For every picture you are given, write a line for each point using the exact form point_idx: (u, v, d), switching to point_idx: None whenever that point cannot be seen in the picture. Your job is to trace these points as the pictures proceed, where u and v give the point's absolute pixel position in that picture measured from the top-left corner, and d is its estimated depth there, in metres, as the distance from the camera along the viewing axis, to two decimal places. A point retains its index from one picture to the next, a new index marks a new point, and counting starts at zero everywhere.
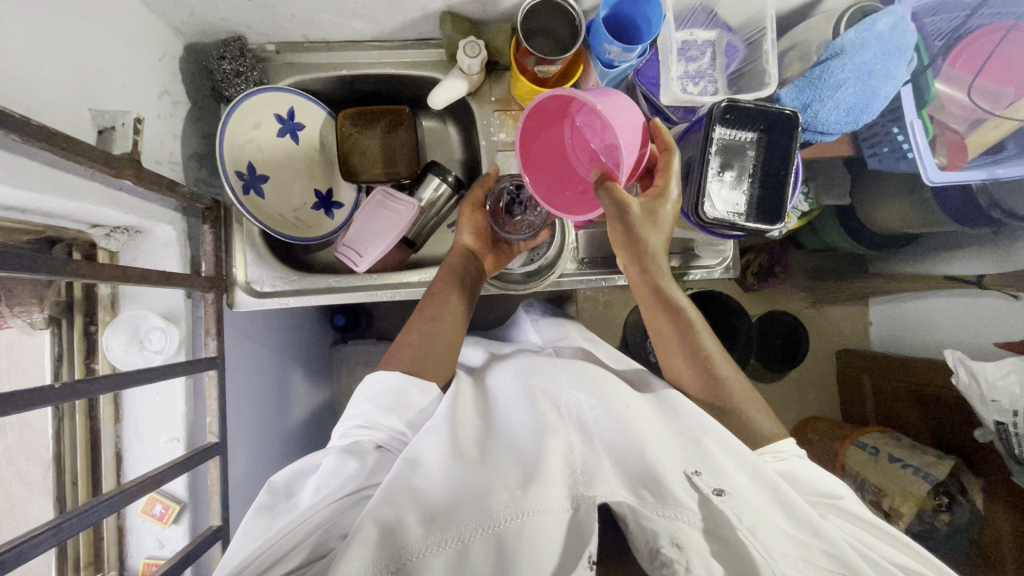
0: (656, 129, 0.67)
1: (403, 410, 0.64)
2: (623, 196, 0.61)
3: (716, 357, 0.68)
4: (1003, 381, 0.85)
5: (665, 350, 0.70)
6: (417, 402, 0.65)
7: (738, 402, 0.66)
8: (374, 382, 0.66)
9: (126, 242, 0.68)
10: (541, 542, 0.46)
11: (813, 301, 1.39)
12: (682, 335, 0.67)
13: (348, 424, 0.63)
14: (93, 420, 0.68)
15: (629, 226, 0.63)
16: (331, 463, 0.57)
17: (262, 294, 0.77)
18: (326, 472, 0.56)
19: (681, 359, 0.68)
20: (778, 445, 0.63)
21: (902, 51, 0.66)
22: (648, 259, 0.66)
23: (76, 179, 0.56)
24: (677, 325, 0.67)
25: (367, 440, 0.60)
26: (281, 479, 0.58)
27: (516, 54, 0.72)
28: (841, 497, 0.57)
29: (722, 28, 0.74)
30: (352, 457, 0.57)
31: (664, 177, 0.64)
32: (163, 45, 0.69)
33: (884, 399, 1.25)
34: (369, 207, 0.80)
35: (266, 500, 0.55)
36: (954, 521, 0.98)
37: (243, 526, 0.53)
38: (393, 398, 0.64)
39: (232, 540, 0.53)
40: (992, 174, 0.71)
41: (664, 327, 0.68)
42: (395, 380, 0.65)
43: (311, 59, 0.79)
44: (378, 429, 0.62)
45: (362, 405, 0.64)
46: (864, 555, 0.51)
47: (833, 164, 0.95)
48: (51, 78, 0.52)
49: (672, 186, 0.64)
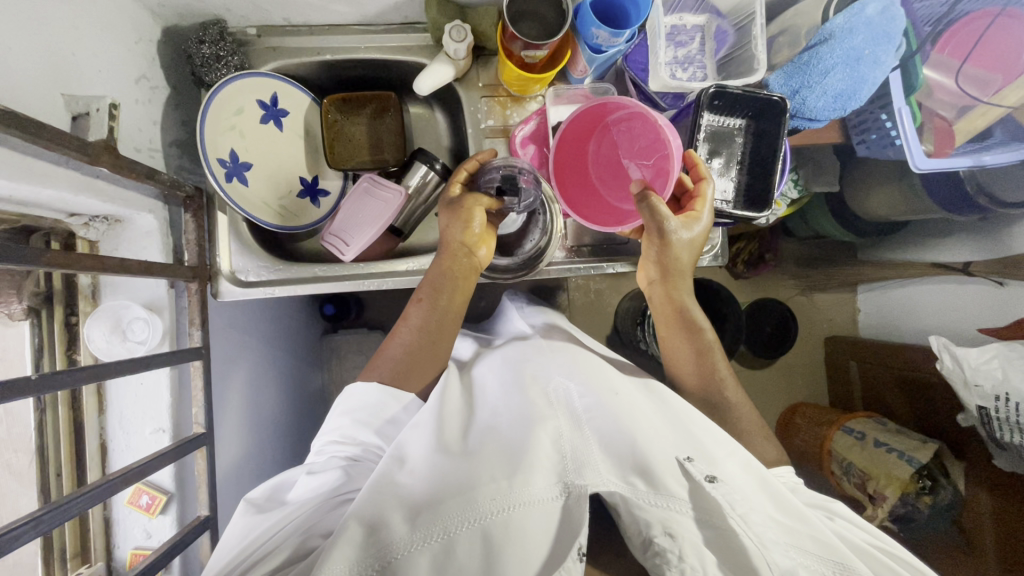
0: (692, 159, 0.67)
1: (377, 420, 0.63)
2: (665, 211, 0.63)
3: (726, 379, 0.69)
4: (986, 366, 0.86)
5: (673, 356, 0.72)
6: (395, 413, 0.65)
7: (725, 395, 0.68)
8: (346, 396, 0.65)
9: (105, 232, 0.67)
10: (528, 534, 0.47)
11: (803, 288, 1.40)
12: (697, 355, 0.69)
13: (325, 438, 0.63)
14: (77, 412, 0.67)
15: (666, 242, 0.66)
16: (308, 480, 0.57)
17: (247, 283, 0.76)
18: (304, 484, 0.57)
19: (688, 362, 0.70)
20: (778, 466, 0.64)
21: (890, 36, 0.65)
22: (675, 275, 0.69)
23: (52, 167, 0.54)
24: (695, 345, 0.70)
25: (342, 456, 0.60)
26: (259, 496, 0.59)
27: (502, 38, 0.70)
28: (834, 501, 0.58)
29: (712, 12, 0.72)
30: (331, 467, 0.58)
31: (699, 203, 0.66)
32: (140, 28, 0.68)
33: (871, 385, 1.27)
34: (355, 195, 0.80)
35: (248, 513, 0.56)
36: (936, 502, 0.99)
37: (228, 535, 0.54)
38: (370, 410, 0.63)
39: (221, 545, 0.54)
40: (978, 161, 0.72)
41: (681, 345, 0.70)
42: (374, 393, 0.64)
43: (291, 43, 0.78)
44: (353, 444, 0.61)
45: (338, 418, 0.63)
46: (858, 550, 0.51)
47: (822, 152, 0.94)
48: (20, 61, 0.50)
49: (706, 212, 0.66)
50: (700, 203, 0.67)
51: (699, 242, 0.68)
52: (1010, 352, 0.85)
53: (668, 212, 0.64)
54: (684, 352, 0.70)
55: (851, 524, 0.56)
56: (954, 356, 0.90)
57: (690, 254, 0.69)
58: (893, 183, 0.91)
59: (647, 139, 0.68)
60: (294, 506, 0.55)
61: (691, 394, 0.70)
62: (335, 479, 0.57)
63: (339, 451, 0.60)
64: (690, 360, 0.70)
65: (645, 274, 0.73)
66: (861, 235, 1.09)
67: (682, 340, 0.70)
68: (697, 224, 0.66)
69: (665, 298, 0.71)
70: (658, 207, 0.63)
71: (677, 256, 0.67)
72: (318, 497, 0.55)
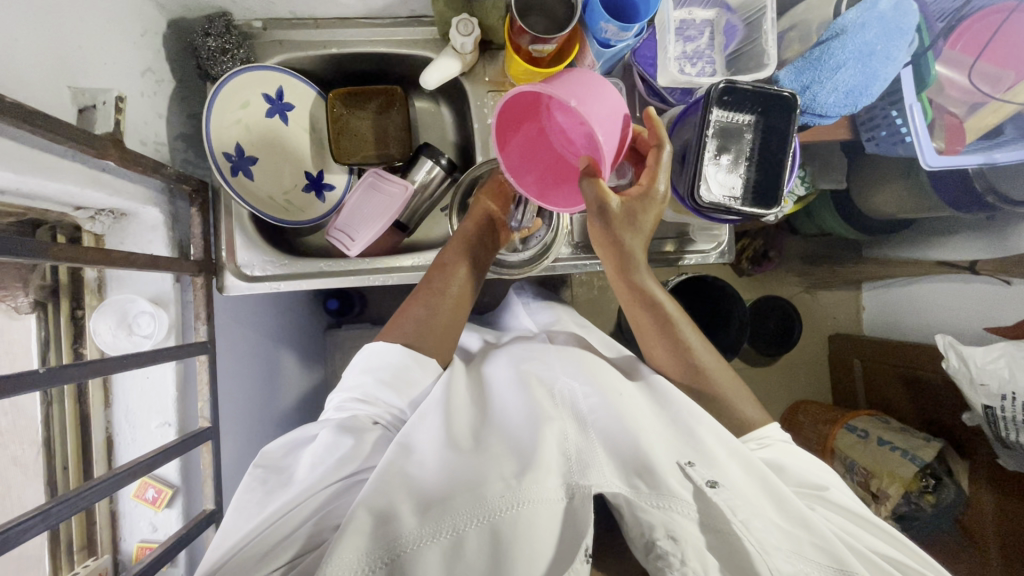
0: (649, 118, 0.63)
1: (404, 387, 0.63)
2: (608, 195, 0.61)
3: (700, 351, 0.68)
4: (992, 365, 0.86)
5: (645, 339, 0.71)
6: (416, 377, 0.64)
7: (711, 377, 0.67)
8: (367, 353, 0.65)
9: (111, 225, 0.66)
10: (534, 533, 0.47)
11: (807, 285, 1.39)
12: (671, 332, 0.68)
13: (345, 396, 0.62)
14: (83, 405, 0.67)
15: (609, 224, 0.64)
16: (327, 439, 0.56)
17: (253, 278, 0.76)
18: (324, 443, 0.56)
19: (662, 349, 0.69)
20: (760, 432, 0.64)
21: (903, 31, 0.65)
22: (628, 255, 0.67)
23: (58, 160, 0.54)
24: (656, 318, 0.68)
25: (363, 416, 0.60)
26: (275, 449, 0.58)
27: (510, 32, 0.69)
28: (827, 488, 0.57)
29: (722, 6, 0.72)
30: (348, 435, 0.56)
31: (652, 173, 0.62)
32: (146, 20, 0.67)
33: (875, 383, 1.27)
34: (361, 190, 0.80)
35: (257, 478, 0.55)
36: (939, 501, 0.99)
37: (235, 499, 0.53)
38: (391, 371, 0.63)
39: (226, 515, 0.53)
40: (989, 158, 0.72)
41: (645, 321, 0.69)
42: (396, 353, 0.64)
43: (296, 36, 0.77)
44: (375, 405, 0.61)
45: (359, 376, 0.63)
46: (853, 550, 0.52)
47: (829, 149, 0.94)
48: (27, 53, 0.50)
49: (660, 183, 0.62)
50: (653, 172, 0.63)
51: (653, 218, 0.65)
52: (1016, 351, 0.84)
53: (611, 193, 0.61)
54: (658, 334, 0.69)
55: (846, 520, 0.55)
56: (960, 355, 0.89)
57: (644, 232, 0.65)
58: (901, 180, 0.90)
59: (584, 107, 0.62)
60: (308, 473, 0.54)
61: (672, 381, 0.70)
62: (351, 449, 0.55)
63: (362, 411, 0.61)
64: (664, 340, 0.69)
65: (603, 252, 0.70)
66: (867, 232, 1.09)
67: (642, 314, 0.69)
68: (647, 198, 0.63)
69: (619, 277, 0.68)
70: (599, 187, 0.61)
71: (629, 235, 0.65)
72: (332, 469, 0.54)
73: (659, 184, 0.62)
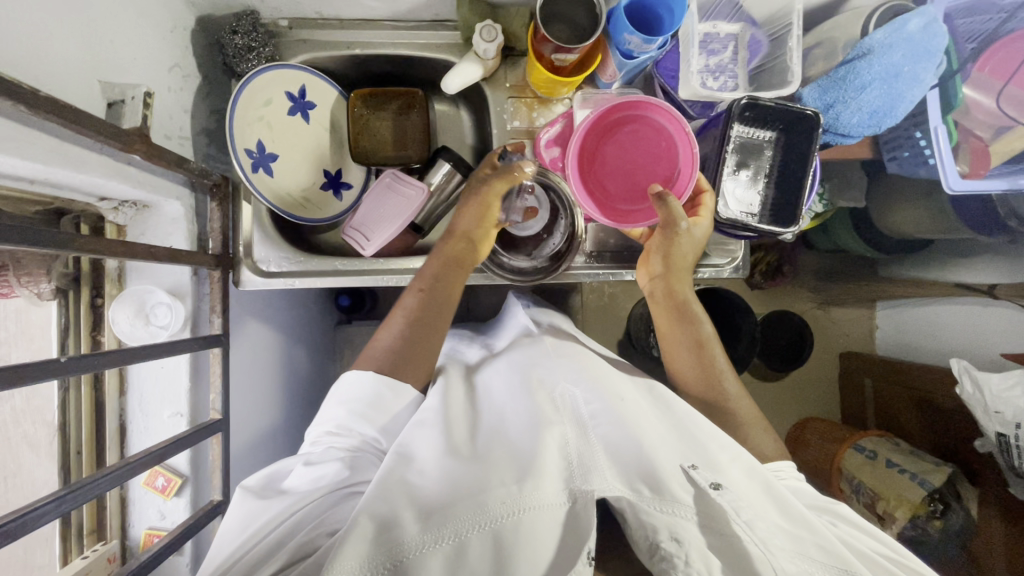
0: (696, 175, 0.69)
1: (378, 415, 0.63)
2: (680, 214, 0.64)
3: (724, 371, 0.69)
4: (1008, 393, 0.84)
5: (675, 360, 0.72)
6: (393, 407, 0.64)
7: (728, 396, 0.68)
8: (343, 384, 0.65)
9: (133, 217, 0.68)
10: (537, 537, 0.47)
11: (821, 301, 1.37)
12: (696, 346, 0.69)
13: (321, 429, 0.63)
14: (99, 392, 0.69)
15: (672, 238, 0.66)
16: (306, 473, 0.57)
17: (268, 274, 0.77)
18: (303, 475, 0.57)
19: (691, 369, 0.70)
20: (778, 463, 0.64)
21: (932, 53, 0.64)
22: (674, 274, 0.70)
23: (86, 153, 0.55)
24: (690, 335, 0.70)
25: (340, 446, 0.61)
26: (255, 482, 0.59)
27: (533, 40, 0.70)
28: (839, 504, 0.58)
29: (747, 21, 0.71)
30: (329, 461, 0.58)
31: (702, 212, 0.67)
32: (175, 17, 0.68)
33: (885, 404, 1.25)
34: (377, 190, 0.80)
35: (248, 498, 0.56)
36: (947, 527, 0.96)
37: (221, 528, 0.55)
38: (368, 402, 0.63)
39: (217, 538, 0.55)
40: (1013, 184, 0.70)
41: (680, 339, 0.71)
42: (370, 383, 0.64)
43: (321, 37, 0.78)
44: (350, 435, 0.62)
45: (335, 408, 0.63)
46: (860, 556, 0.51)
47: (848, 166, 0.93)
48: (61, 47, 0.51)
49: (707, 220, 0.67)
50: (700, 212, 0.67)
51: (702, 241, 0.69)
52: None
53: (683, 214, 0.64)
54: (683, 346, 0.70)
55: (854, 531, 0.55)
56: (975, 380, 0.88)
57: (694, 254, 0.70)
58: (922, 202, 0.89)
59: (652, 138, 0.66)
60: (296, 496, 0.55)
61: (692, 394, 0.70)
62: (335, 473, 0.57)
63: (334, 442, 0.61)
64: (688, 353, 0.70)
65: (647, 269, 0.73)
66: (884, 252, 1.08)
67: (678, 330, 0.70)
68: (701, 226, 0.67)
69: (666, 293, 0.71)
70: (673, 206, 0.63)
71: (681, 252, 0.68)
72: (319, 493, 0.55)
73: (706, 218, 0.67)
